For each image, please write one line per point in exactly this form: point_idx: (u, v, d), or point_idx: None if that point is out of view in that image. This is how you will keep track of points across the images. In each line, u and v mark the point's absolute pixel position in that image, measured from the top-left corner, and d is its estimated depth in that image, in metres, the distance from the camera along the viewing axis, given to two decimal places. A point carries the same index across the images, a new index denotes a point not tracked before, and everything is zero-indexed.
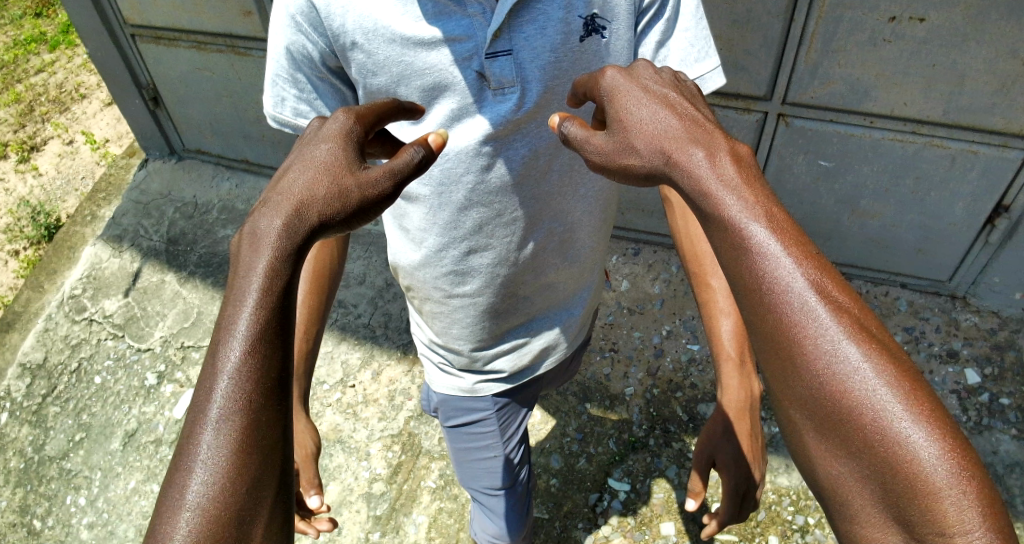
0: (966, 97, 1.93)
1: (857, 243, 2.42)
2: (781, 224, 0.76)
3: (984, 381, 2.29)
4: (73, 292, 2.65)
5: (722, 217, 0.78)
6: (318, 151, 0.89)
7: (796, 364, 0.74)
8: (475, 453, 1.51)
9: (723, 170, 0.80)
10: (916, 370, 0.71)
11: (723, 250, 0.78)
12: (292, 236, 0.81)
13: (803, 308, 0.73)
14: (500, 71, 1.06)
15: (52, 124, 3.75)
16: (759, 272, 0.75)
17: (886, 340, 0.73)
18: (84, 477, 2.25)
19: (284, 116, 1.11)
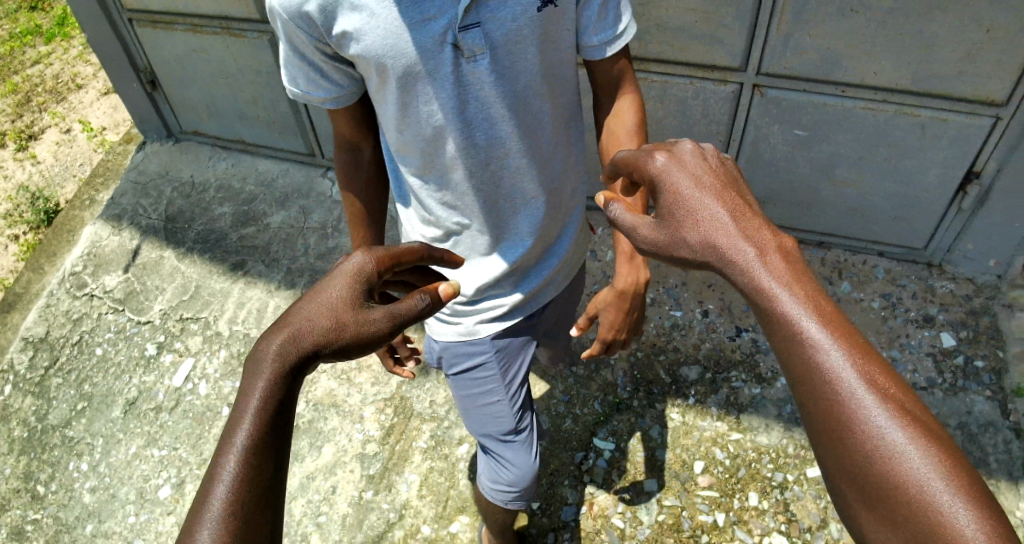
0: (933, 65, 2.00)
1: (834, 211, 2.50)
2: (828, 316, 0.89)
3: (959, 344, 2.36)
4: (74, 269, 2.72)
5: (776, 309, 0.91)
6: (331, 285, 1.06)
7: (840, 439, 0.84)
8: (480, 398, 1.59)
9: (774, 267, 0.93)
10: (959, 453, 0.80)
11: (778, 339, 0.90)
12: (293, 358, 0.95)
13: (849, 392, 0.83)
14: (472, 41, 1.18)
15: (49, 114, 3.83)
16: (812, 360, 0.86)
17: (929, 425, 0.82)
18: (87, 444, 2.32)
19: (297, 92, 1.32)
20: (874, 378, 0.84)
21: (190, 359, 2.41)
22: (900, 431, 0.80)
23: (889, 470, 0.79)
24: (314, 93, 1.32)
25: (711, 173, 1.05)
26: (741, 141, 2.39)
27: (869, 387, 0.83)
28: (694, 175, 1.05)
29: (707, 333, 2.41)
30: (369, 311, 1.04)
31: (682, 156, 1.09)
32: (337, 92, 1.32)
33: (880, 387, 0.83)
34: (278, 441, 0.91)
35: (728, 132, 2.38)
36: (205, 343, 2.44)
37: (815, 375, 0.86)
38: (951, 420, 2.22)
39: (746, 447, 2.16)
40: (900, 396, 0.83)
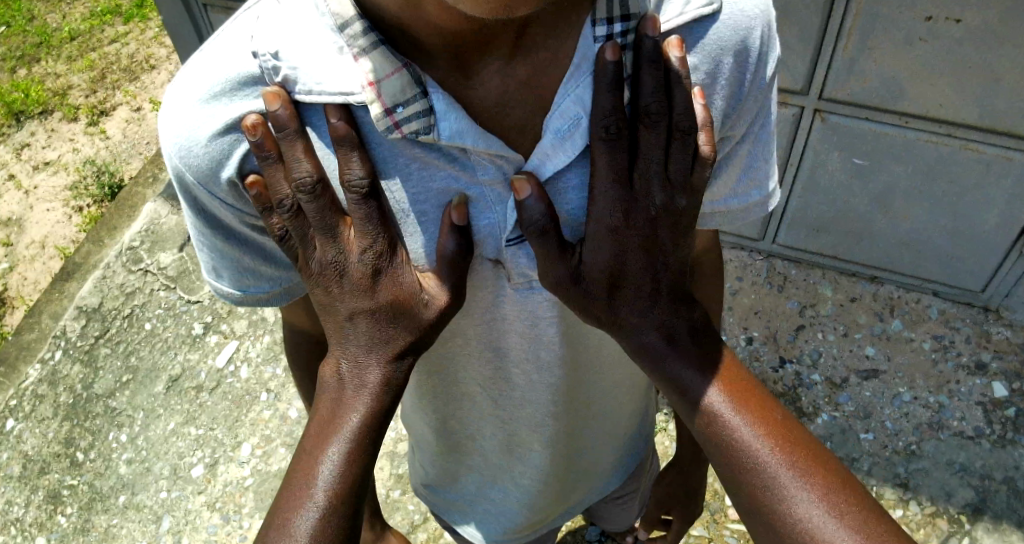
0: (1002, 100, 1.93)
1: (891, 245, 2.43)
2: (742, 396, 0.90)
3: (1012, 395, 2.27)
4: (131, 245, 2.80)
5: (694, 398, 0.90)
6: (356, 292, 0.79)
7: (752, 505, 0.88)
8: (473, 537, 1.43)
9: (693, 355, 0.90)
10: (870, 508, 0.86)
11: (698, 424, 0.91)
12: (380, 383, 0.83)
13: (767, 472, 0.86)
14: (523, 259, 0.82)
15: (122, 92, 3.96)
16: (733, 447, 0.88)
17: (845, 486, 0.87)
18: (127, 416, 2.38)
19: (225, 286, 0.92)
20: (783, 449, 0.87)
21: (235, 342, 2.46)
22: (806, 493, 0.85)
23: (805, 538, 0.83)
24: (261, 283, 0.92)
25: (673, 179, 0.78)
26: (799, 165, 2.33)
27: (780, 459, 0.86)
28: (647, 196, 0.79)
29: (750, 361, 2.38)
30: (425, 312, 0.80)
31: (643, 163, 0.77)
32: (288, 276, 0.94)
33: (789, 451, 0.87)
34: (374, 446, 0.85)
35: (784, 156, 2.32)
36: (250, 328, 2.48)
37: (729, 449, 0.89)
38: (997, 473, 2.14)
39: None
40: (810, 458, 0.88)
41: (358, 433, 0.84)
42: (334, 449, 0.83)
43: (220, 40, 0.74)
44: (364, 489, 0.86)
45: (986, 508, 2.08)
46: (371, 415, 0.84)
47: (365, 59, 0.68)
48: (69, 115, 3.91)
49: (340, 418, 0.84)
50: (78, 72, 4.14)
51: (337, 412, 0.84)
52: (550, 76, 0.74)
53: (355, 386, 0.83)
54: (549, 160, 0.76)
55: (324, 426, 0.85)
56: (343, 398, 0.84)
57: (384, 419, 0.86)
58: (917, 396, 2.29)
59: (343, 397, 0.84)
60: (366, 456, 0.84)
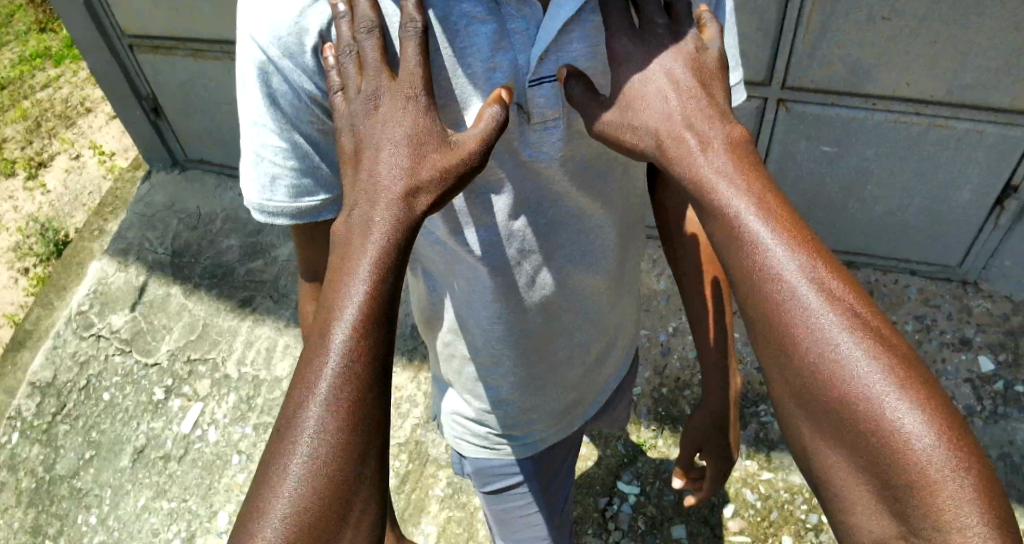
0: (971, 73, 1.88)
1: (866, 228, 2.38)
2: (769, 204, 0.75)
3: (998, 368, 2.25)
4: (80, 308, 2.64)
5: (716, 205, 0.76)
6: (389, 141, 0.72)
7: (807, 376, 0.72)
8: (514, 513, 1.26)
9: (717, 162, 0.77)
10: (912, 353, 0.70)
11: (718, 236, 0.77)
12: (392, 235, 0.70)
13: (791, 293, 0.72)
14: (544, 100, 0.83)
15: (59, 140, 3.76)
16: (754, 264, 0.74)
17: (882, 327, 0.71)
18: (95, 495, 2.26)
19: (280, 198, 0.84)
20: (848, 313, 0.71)
21: (199, 404, 2.35)
22: (875, 366, 0.68)
23: (860, 405, 0.68)
24: (313, 196, 0.86)
25: (679, 57, 0.81)
26: (767, 158, 2.27)
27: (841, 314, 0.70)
28: (701, 141, 0.78)
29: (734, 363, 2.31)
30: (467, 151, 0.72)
31: (688, 117, 0.79)
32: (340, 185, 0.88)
33: (856, 321, 0.70)
34: (387, 333, 0.71)
35: (752, 150, 2.25)
36: (214, 388, 2.38)
37: (759, 273, 0.74)
38: (992, 450, 2.11)
39: (777, 488, 2.07)
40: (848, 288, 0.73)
41: (367, 298, 0.69)
42: (339, 324, 0.69)
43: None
44: (388, 376, 0.72)
45: None
46: (379, 274, 0.69)
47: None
48: (6, 171, 3.68)
49: (339, 292, 0.69)
50: (10, 124, 3.90)
51: (334, 282, 0.70)
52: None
53: (364, 237, 0.70)
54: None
55: (329, 296, 0.71)
56: (340, 266, 0.71)
57: (396, 286, 0.71)
58: None
59: (348, 248, 0.70)
60: (379, 332, 0.70)
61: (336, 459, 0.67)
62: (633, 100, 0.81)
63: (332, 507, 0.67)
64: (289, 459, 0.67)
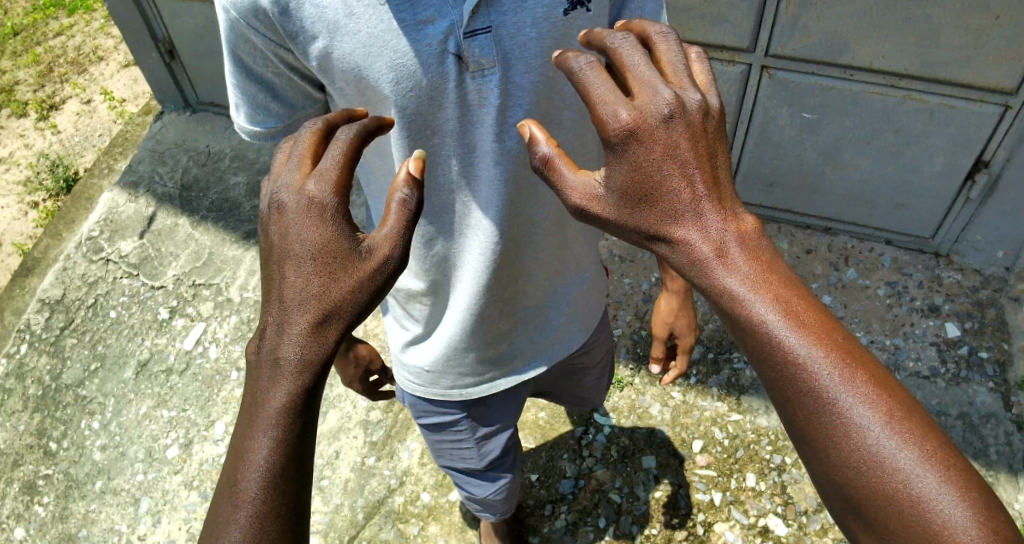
0: (941, 50, 2.00)
1: (840, 196, 2.51)
2: (801, 314, 0.79)
3: (963, 335, 2.37)
4: (91, 234, 2.77)
5: (750, 320, 0.78)
6: (295, 248, 0.75)
7: (836, 465, 0.78)
8: (446, 449, 1.44)
9: (743, 270, 0.79)
10: (943, 438, 0.77)
11: (752, 347, 0.80)
12: (301, 367, 0.74)
13: (829, 399, 0.76)
14: (479, 51, 0.93)
15: (71, 85, 3.78)
16: (792, 374, 0.77)
17: (916, 419, 0.77)
18: (99, 403, 2.37)
19: (245, 127, 1.07)
20: (871, 393, 0.76)
21: (201, 324, 2.46)
22: (903, 446, 0.75)
23: (890, 487, 0.74)
24: (260, 126, 1.07)
25: (688, 140, 0.79)
26: (749, 122, 2.39)
27: (865, 396, 0.76)
28: (722, 252, 0.80)
29: (711, 314, 2.43)
30: (369, 261, 0.75)
31: (697, 220, 0.80)
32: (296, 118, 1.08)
33: (877, 398, 0.76)
34: (298, 458, 0.76)
35: (735, 113, 2.38)
36: (216, 309, 2.49)
37: (798, 385, 0.77)
38: (952, 409, 2.23)
39: (745, 429, 2.19)
40: (884, 389, 0.77)
41: (284, 415, 0.75)
42: (258, 454, 0.74)
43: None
44: (298, 491, 0.77)
45: None
46: (293, 402, 0.75)
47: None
48: (17, 111, 3.70)
49: (262, 408, 0.75)
50: (22, 67, 3.94)
51: (257, 403, 0.76)
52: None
53: (274, 375, 0.75)
54: None
55: (247, 418, 0.76)
56: (259, 388, 0.76)
57: (309, 409, 0.76)
58: (872, 340, 2.37)
59: (263, 387, 0.76)
60: (299, 447, 0.76)
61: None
62: (654, 197, 0.80)
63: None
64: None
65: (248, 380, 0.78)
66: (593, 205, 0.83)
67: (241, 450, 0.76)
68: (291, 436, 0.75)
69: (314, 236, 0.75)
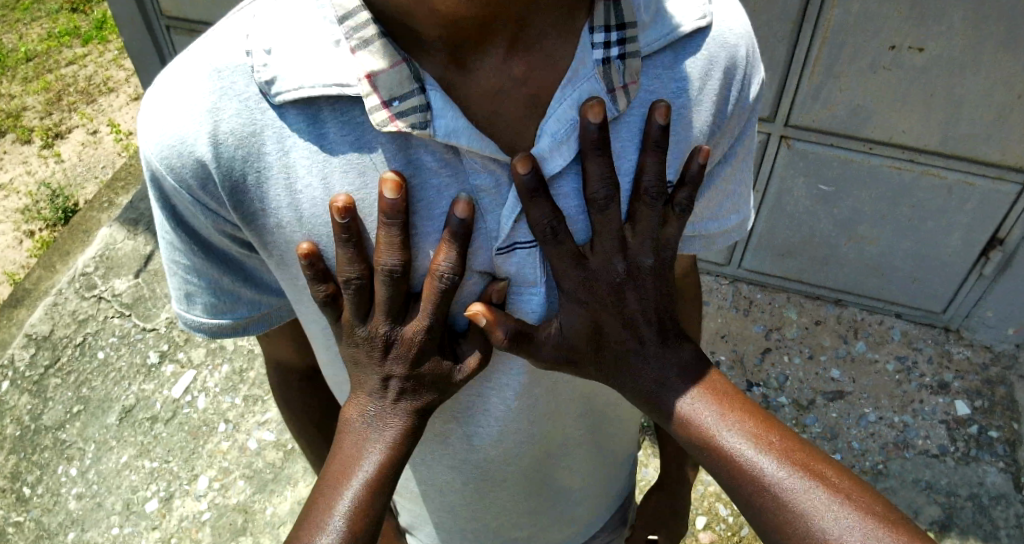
0: (964, 124, 1.98)
1: (853, 268, 2.47)
2: (735, 416, 0.86)
3: (973, 414, 2.30)
4: (85, 270, 2.69)
5: (694, 427, 0.85)
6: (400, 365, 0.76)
7: (770, 532, 0.85)
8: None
9: (685, 383, 0.85)
10: (888, 511, 0.82)
11: (700, 454, 0.86)
12: (402, 429, 0.79)
13: (775, 493, 0.82)
14: (517, 266, 0.73)
15: (78, 114, 3.75)
16: (738, 473, 0.84)
17: (860, 498, 0.83)
18: (78, 449, 2.27)
19: (191, 314, 0.83)
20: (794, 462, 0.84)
21: (192, 371, 2.38)
22: (844, 515, 0.80)
23: None
24: (219, 310, 0.83)
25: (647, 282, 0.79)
26: (764, 191, 2.36)
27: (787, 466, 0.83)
28: (661, 369, 0.84)
29: None
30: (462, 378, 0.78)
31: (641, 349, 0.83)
32: (264, 304, 0.86)
33: (798, 465, 0.84)
34: (384, 507, 0.81)
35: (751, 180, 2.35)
36: (208, 356, 2.41)
37: (746, 480, 0.84)
38: (962, 490, 2.16)
39: None
40: (824, 475, 0.84)
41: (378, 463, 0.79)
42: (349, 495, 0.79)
43: (213, 38, 0.66)
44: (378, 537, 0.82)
45: (953, 524, 2.09)
46: (389, 459, 0.79)
47: (364, 53, 0.60)
48: (21, 137, 3.66)
49: (359, 454, 0.80)
50: (31, 93, 3.91)
51: (353, 446, 0.80)
52: (543, 77, 0.66)
53: (375, 434, 0.79)
54: (549, 161, 0.68)
55: (343, 465, 0.81)
56: (355, 434, 0.81)
57: (400, 465, 0.80)
58: (881, 416, 2.31)
59: (362, 441, 0.80)
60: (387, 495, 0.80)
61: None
62: (604, 345, 0.81)
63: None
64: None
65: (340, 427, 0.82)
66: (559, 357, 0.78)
67: (333, 485, 0.80)
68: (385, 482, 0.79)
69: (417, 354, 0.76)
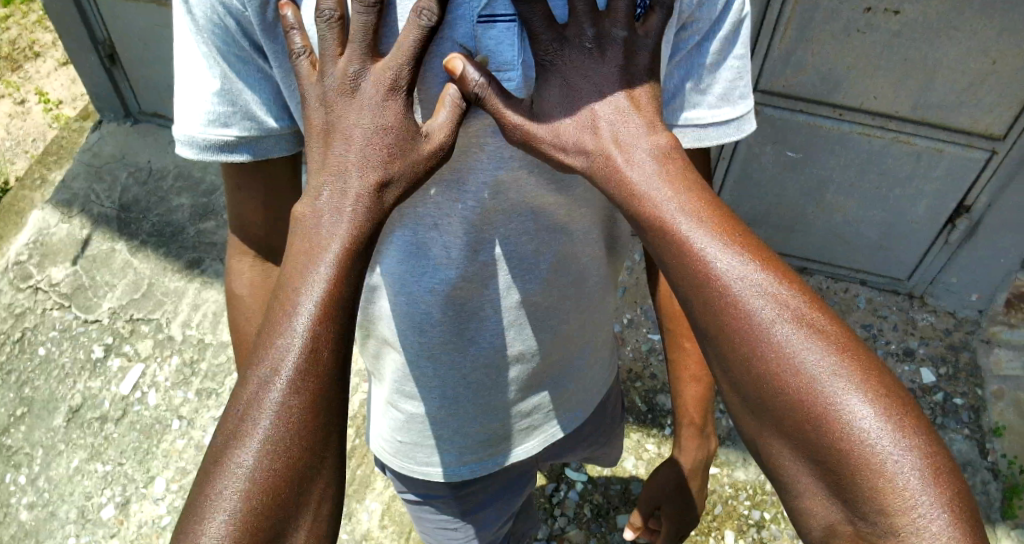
0: (936, 93, 1.93)
1: (819, 237, 2.44)
2: (710, 219, 0.75)
3: (938, 381, 2.32)
4: (18, 259, 2.53)
5: (659, 219, 0.75)
6: (366, 120, 0.72)
7: (724, 351, 0.75)
8: (432, 521, 1.32)
9: (654, 174, 0.76)
10: (865, 349, 0.73)
11: (665, 257, 0.76)
12: (356, 229, 0.73)
13: (742, 306, 0.72)
14: (493, 43, 0.76)
15: (2, 82, 3.47)
16: (702, 282, 0.74)
17: (837, 330, 0.73)
18: (26, 454, 2.16)
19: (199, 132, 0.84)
20: (852, 366, 0.70)
21: (139, 366, 2.27)
22: (813, 343, 0.71)
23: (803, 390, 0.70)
24: (228, 129, 0.84)
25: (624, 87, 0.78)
26: (732, 158, 2.29)
27: (844, 367, 0.70)
28: (634, 155, 0.76)
29: None
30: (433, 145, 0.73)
31: (620, 136, 0.77)
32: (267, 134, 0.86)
33: (858, 372, 0.70)
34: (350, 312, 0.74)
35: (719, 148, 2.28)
36: (156, 349, 2.30)
37: (709, 287, 0.73)
38: None
39: (722, 483, 2.11)
40: (802, 295, 0.74)
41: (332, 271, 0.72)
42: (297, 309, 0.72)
43: None
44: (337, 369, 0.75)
45: None
46: (353, 249, 0.73)
47: None
48: None
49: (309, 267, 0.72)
50: None
51: (308, 249, 0.73)
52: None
53: (332, 220, 0.73)
54: None
55: (299, 262, 0.73)
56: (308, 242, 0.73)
57: (365, 259, 0.75)
58: None
59: (319, 232, 0.73)
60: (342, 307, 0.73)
61: (293, 433, 0.71)
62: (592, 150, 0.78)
63: (281, 497, 0.70)
64: (251, 423, 0.71)
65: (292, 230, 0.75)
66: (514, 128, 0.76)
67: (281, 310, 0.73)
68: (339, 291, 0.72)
69: (388, 109, 0.72)
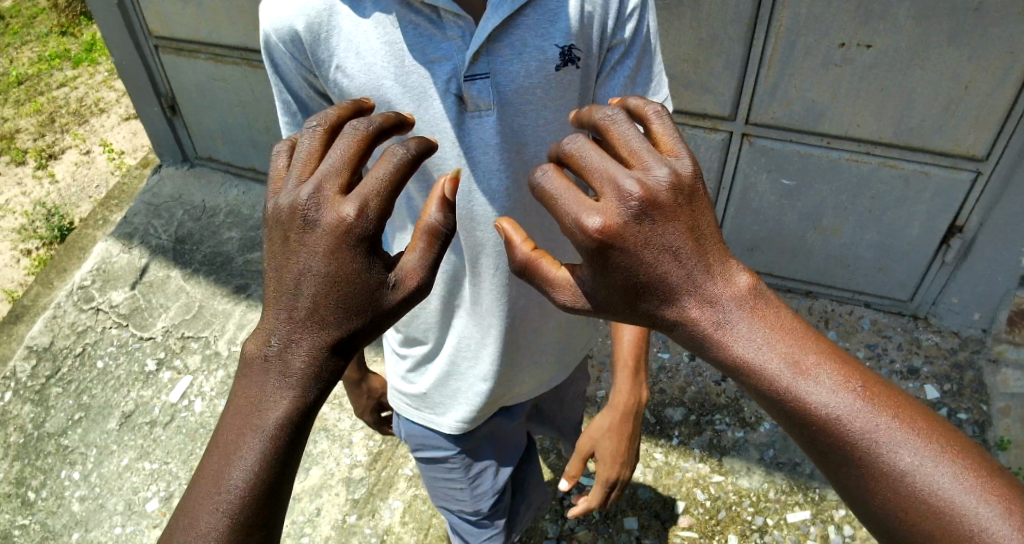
0: (916, 117, 2.10)
1: (820, 260, 2.58)
2: (797, 351, 0.76)
3: (942, 397, 2.38)
4: (82, 283, 2.81)
5: (746, 361, 0.76)
6: (316, 273, 0.75)
7: (835, 467, 0.77)
8: (442, 483, 1.51)
9: (737, 311, 0.77)
10: (971, 445, 0.75)
11: (762, 395, 0.77)
12: (298, 398, 0.78)
13: (848, 433, 0.74)
14: (478, 94, 1.00)
15: (71, 135, 3.87)
16: (807, 416, 0.75)
17: (941, 433, 0.75)
18: (80, 453, 2.37)
19: None
20: (985, 486, 0.72)
21: (188, 377, 2.49)
22: (923, 453, 0.73)
23: (924, 500, 0.72)
24: None
25: (669, 225, 0.74)
26: (731, 188, 2.48)
27: (979, 491, 0.72)
28: (714, 299, 0.77)
29: (693, 376, 2.49)
30: (384, 303, 0.78)
31: (705, 294, 0.77)
32: None
33: (976, 481, 0.72)
34: (285, 469, 0.80)
35: (717, 180, 2.47)
36: (204, 362, 2.52)
37: (813, 422, 0.75)
38: None
39: (727, 490, 2.20)
40: (901, 408, 0.75)
41: (275, 431, 0.77)
42: (243, 458, 0.78)
43: None
44: (271, 517, 0.80)
45: None
46: (289, 418, 0.78)
47: None
48: (16, 159, 3.78)
49: (255, 422, 0.78)
50: (24, 116, 4.04)
51: (252, 409, 0.78)
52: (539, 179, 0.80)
53: (275, 382, 0.78)
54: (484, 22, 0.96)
55: (240, 422, 0.78)
56: (256, 397, 0.79)
57: (301, 429, 0.79)
58: None
59: (264, 391, 0.78)
60: (280, 459, 0.78)
61: None
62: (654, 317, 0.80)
63: None
64: None
65: (242, 379, 0.81)
66: (578, 304, 0.84)
67: (224, 453, 0.79)
68: (277, 449, 0.78)
69: (337, 263, 0.75)
